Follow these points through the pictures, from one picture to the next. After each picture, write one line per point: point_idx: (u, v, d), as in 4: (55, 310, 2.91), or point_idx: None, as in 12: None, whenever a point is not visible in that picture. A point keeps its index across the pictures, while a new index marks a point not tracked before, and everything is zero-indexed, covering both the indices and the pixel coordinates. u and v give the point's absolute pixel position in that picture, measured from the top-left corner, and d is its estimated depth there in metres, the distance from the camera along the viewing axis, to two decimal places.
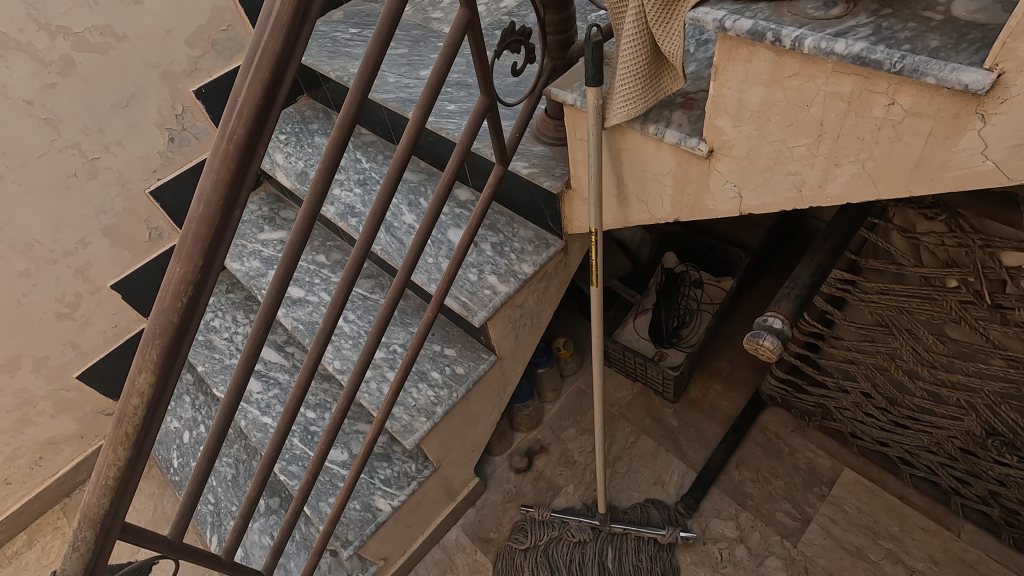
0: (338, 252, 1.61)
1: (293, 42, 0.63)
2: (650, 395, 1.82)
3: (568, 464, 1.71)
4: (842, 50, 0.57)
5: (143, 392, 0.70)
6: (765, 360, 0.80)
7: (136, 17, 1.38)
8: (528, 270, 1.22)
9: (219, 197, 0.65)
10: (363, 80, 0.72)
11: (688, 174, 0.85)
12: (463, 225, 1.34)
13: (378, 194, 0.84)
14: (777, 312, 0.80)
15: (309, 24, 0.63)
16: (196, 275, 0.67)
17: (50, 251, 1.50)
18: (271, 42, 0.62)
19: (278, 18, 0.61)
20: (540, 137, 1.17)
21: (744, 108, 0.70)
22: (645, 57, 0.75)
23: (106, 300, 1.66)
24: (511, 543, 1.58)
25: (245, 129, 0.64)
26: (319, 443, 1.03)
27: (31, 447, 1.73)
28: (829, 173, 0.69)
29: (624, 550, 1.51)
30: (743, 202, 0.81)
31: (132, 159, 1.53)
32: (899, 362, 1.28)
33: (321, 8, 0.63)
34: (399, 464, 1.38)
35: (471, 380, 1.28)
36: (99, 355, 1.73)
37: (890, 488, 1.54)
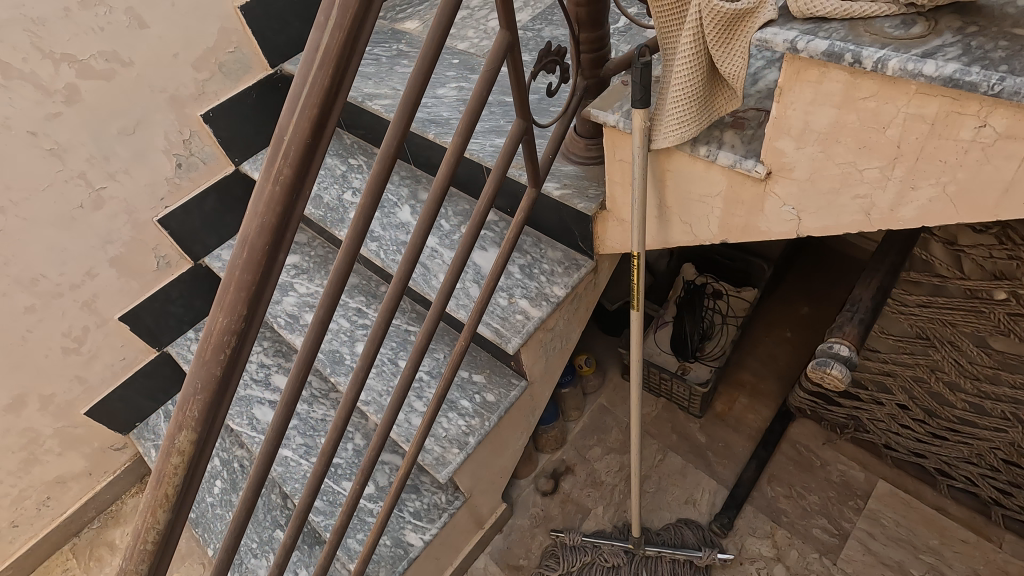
0: (353, 276, 1.56)
1: (341, 76, 0.59)
2: (674, 410, 1.78)
3: (595, 485, 1.67)
4: (932, 72, 0.53)
5: (183, 450, 0.65)
6: (832, 389, 0.76)
7: (141, 42, 1.34)
8: (560, 292, 1.18)
9: (264, 241, 0.61)
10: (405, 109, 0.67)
11: (740, 195, 0.82)
12: (487, 246, 1.30)
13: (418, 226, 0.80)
14: (842, 339, 0.77)
15: (357, 56, 0.59)
16: (240, 325, 0.63)
17: (56, 284, 1.44)
18: (319, 77, 0.58)
19: (327, 52, 0.57)
20: (570, 156, 1.14)
21: (810, 130, 0.67)
22: (700, 78, 0.71)
23: (114, 332, 1.60)
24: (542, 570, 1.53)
25: (291, 170, 0.59)
26: (355, 484, 0.98)
27: (37, 487, 1.66)
28: (903, 196, 0.65)
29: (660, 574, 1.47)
30: (801, 224, 0.78)
31: (139, 187, 1.48)
32: (939, 375, 1.25)
33: (369, 39, 0.59)
34: (428, 495, 1.33)
35: (503, 408, 1.23)
36: (106, 389, 1.67)
37: (928, 499, 1.51)
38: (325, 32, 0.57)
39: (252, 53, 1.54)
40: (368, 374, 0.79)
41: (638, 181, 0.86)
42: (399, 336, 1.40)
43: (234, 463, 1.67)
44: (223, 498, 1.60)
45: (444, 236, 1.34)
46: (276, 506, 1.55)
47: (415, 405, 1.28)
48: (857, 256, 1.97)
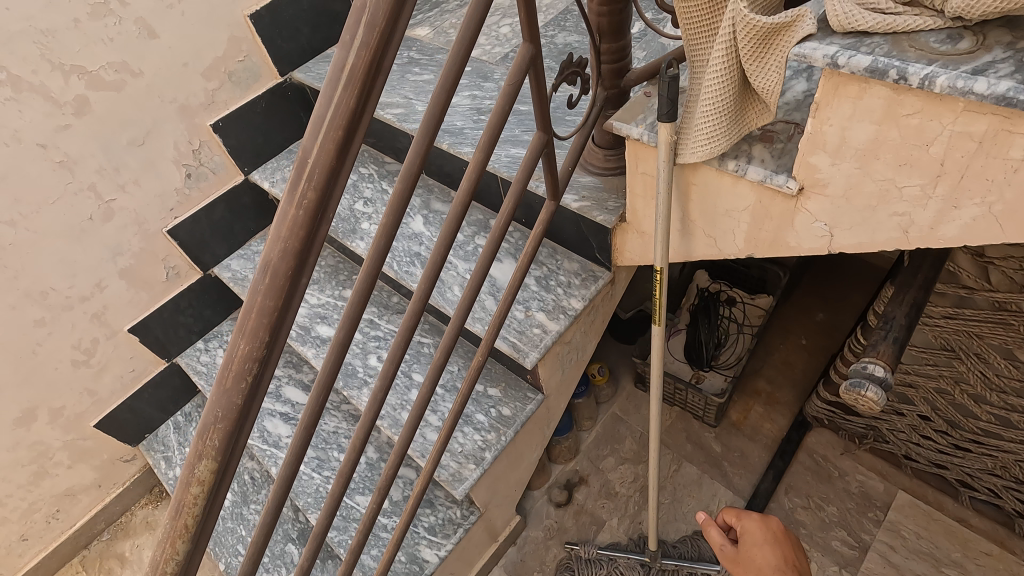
0: None
1: (366, 97, 0.57)
2: (689, 419, 1.76)
3: (610, 496, 1.65)
4: (983, 90, 0.51)
5: (203, 480, 0.64)
6: (866, 411, 0.74)
7: (151, 52, 1.32)
8: (577, 305, 1.16)
9: (287, 267, 0.59)
10: (428, 127, 0.65)
11: (769, 210, 0.80)
12: (502, 258, 1.28)
13: (438, 244, 0.78)
14: (876, 359, 0.74)
15: (383, 76, 0.57)
16: (262, 352, 0.61)
17: (65, 297, 1.43)
18: (344, 99, 0.56)
19: (353, 73, 0.55)
20: (588, 167, 1.12)
21: (847, 146, 0.65)
22: (731, 93, 0.70)
23: (123, 344, 1.59)
24: None
25: (315, 194, 0.58)
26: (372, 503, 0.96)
27: (47, 500, 1.65)
28: (945, 215, 0.63)
29: None
30: (833, 239, 0.76)
31: (149, 198, 1.47)
32: (963, 386, 1.23)
33: (395, 58, 0.58)
34: (443, 510, 1.31)
35: (520, 422, 1.22)
36: (116, 400, 1.65)
37: (949, 511, 1.48)
38: (351, 51, 0.55)
39: (262, 62, 1.52)
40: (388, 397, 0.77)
41: (663, 195, 0.84)
42: (412, 348, 1.38)
43: (245, 475, 1.65)
44: (234, 511, 1.59)
45: (458, 247, 1.32)
46: (288, 519, 1.53)
47: (430, 420, 1.27)
48: (873, 262, 1.94)
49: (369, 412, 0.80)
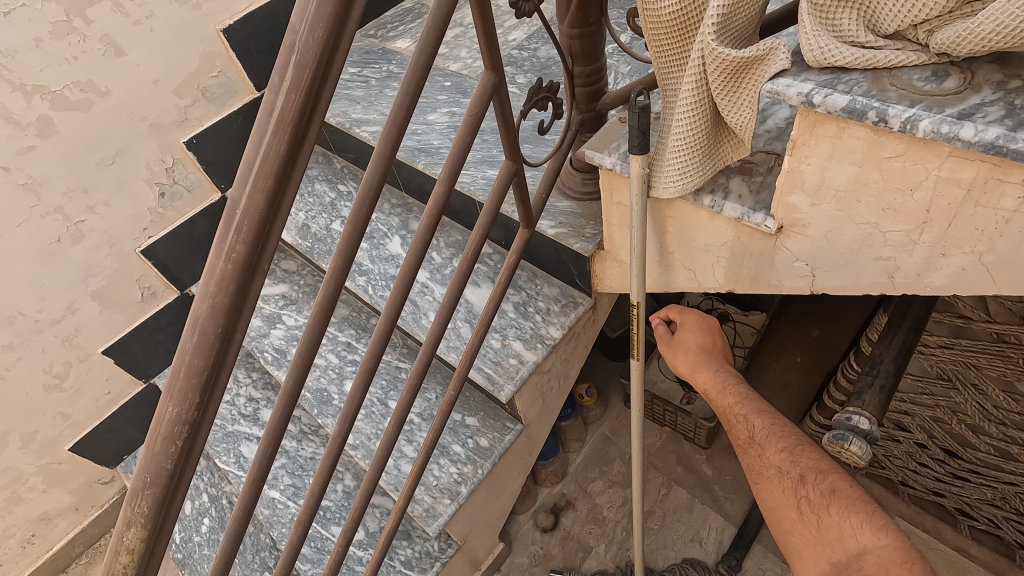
0: (344, 307, 1.50)
1: (299, 142, 0.52)
2: (680, 440, 1.71)
3: (597, 521, 1.60)
4: (970, 136, 0.47)
5: (133, 548, 0.59)
6: (851, 464, 0.69)
7: (119, 70, 1.28)
8: (556, 334, 1.11)
9: (217, 325, 0.55)
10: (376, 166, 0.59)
11: (748, 246, 0.75)
12: (480, 282, 1.23)
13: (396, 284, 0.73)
14: (862, 409, 0.69)
15: (318, 119, 0.53)
16: (192, 414, 0.57)
17: (34, 321, 1.39)
18: (273, 145, 0.51)
19: (281, 118, 0.51)
20: (566, 192, 1.08)
21: (827, 187, 0.60)
22: (703, 127, 0.65)
23: (98, 366, 1.55)
24: None
25: (245, 247, 0.53)
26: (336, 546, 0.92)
27: (22, 525, 1.61)
28: (932, 262, 0.59)
29: None
30: (816, 280, 0.71)
31: (121, 218, 1.43)
32: (961, 417, 1.18)
33: (331, 100, 0.53)
34: (420, 543, 1.27)
35: (497, 454, 1.17)
36: (92, 423, 1.61)
37: (948, 540, 1.43)
38: (279, 94, 0.51)
39: (237, 77, 1.48)
40: (343, 447, 0.72)
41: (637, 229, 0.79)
42: (389, 373, 1.34)
43: (223, 499, 1.61)
44: (211, 537, 1.55)
45: (436, 270, 1.28)
46: (265, 546, 1.49)
47: (405, 450, 1.22)
48: None
49: (323, 462, 0.76)
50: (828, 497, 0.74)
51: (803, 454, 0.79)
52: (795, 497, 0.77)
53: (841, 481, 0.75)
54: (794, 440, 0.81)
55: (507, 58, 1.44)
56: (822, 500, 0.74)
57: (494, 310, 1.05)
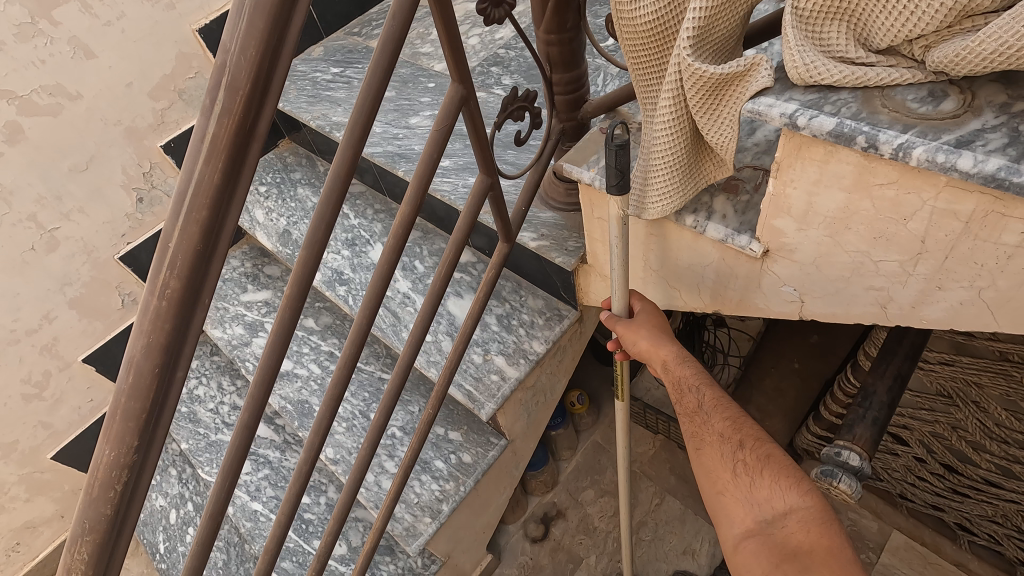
0: (328, 315, 1.47)
1: (236, 170, 0.48)
2: (673, 448, 1.68)
3: (588, 532, 1.57)
4: (968, 167, 0.42)
5: None
6: (840, 502, 0.65)
7: (89, 73, 1.24)
8: (539, 348, 1.08)
9: (152, 365, 0.51)
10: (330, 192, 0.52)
11: (733, 268, 0.71)
12: (464, 293, 1.20)
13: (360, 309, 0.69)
14: (852, 444, 0.65)
15: (258, 144, 0.48)
16: (132, 458, 0.53)
17: (10, 330, 1.36)
18: (206, 174, 0.47)
19: (215, 144, 0.47)
20: (549, 202, 1.03)
21: (814, 213, 0.56)
22: (683, 144, 0.60)
23: (78, 375, 1.52)
24: None
25: (180, 284, 0.49)
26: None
27: (6, 534, 1.59)
28: (927, 295, 0.54)
29: None
30: (805, 306, 0.67)
31: (97, 225, 1.39)
32: (961, 433, 1.14)
33: (271, 123, 0.48)
34: (403, 558, 1.24)
35: (480, 470, 1.14)
36: (74, 432, 1.59)
37: (946, 555, 1.39)
38: (211, 118, 0.46)
39: None
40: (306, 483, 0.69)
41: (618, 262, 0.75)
42: (372, 384, 1.31)
43: None
44: None
45: (419, 280, 1.24)
46: (250, 557, 1.47)
47: (387, 466, 1.19)
48: None
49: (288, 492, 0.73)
50: (762, 460, 0.65)
51: (746, 422, 0.69)
52: (732, 460, 0.67)
53: (774, 447, 0.66)
54: (740, 409, 0.70)
55: (493, 58, 1.39)
56: (756, 465, 0.65)
57: (475, 325, 1.01)
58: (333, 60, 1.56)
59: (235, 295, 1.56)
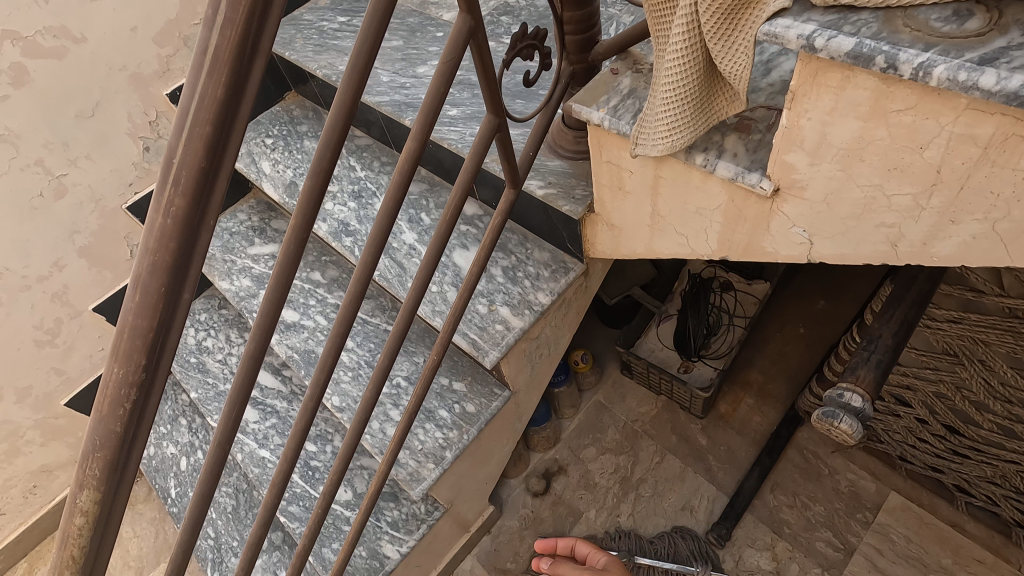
0: (334, 268, 1.47)
1: (238, 84, 0.47)
2: (675, 409, 1.69)
3: (588, 487, 1.60)
4: (991, 85, 0.41)
5: (86, 510, 0.57)
6: (839, 443, 0.65)
7: (94, 16, 1.22)
8: (544, 299, 1.08)
9: (160, 283, 0.51)
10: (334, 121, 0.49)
11: (742, 210, 0.70)
12: (470, 245, 1.19)
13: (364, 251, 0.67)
14: (854, 387, 0.65)
15: (260, 61, 0.48)
16: (140, 376, 0.54)
17: (21, 277, 1.38)
18: (208, 89, 0.47)
19: (217, 57, 0.46)
20: (557, 150, 1.02)
21: (827, 145, 0.55)
22: (696, 77, 0.58)
23: (89, 324, 1.54)
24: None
25: (184, 200, 0.49)
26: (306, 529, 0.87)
27: (23, 476, 1.64)
28: (939, 230, 0.53)
29: None
30: (814, 248, 0.66)
31: (104, 173, 1.39)
32: (965, 393, 1.14)
33: (273, 40, 0.48)
34: (407, 505, 1.27)
35: (484, 420, 1.15)
36: (87, 379, 1.62)
37: (942, 516, 1.41)
38: (214, 30, 0.46)
39: None
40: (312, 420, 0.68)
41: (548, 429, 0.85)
42: (378, 336, 1.32)
43: None
44: None
45: (424, 232, 1.24)
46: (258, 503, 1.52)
47: (391, 414, 1.21)
48: None
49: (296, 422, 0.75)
50: None
51: None
52: None
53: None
54: None
55: (503, 7, 1.35)
56: None
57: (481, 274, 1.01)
58: (339, 10, 1.53)
59: (242, 248, 1.57)
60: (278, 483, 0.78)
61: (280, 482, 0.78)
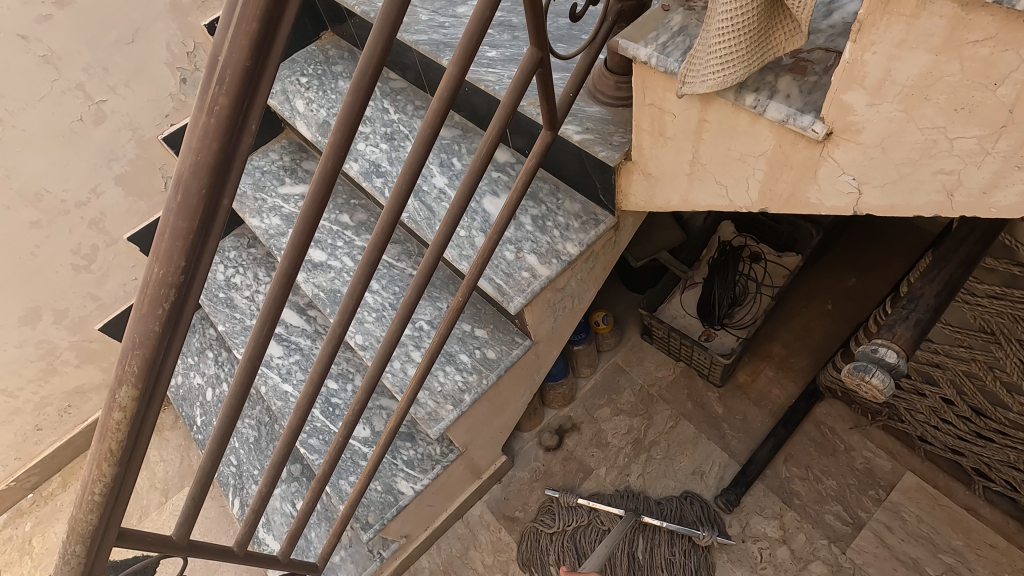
0: (362, 212, 1.48)
1: None
2: (693, 376, 1.69)
3: (600, 445, 1.62)
4: None
5: (126, 406, 0.60)
6: (868, 398, 0.64)
7: None
8: (572, 249, 1.06)
9: (201, 184, 0.51)
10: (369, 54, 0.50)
11: (789, 157, 0.68)
12: (500, 192, 1.18)
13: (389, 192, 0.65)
14: (890, 343, 0.64)
15: None
16: (179, 278, 0.55)
17: (60, 201, 1.41)
18: None
19: None
20: (597, 95, 1.00)
21: (891, 82, 0.52)
22: (757, 6, 0.56)
23: (123, 253, 1.58)
24: (538, 525, 1.51)
25: (228, 101, 0.49)
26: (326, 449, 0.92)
27: (59, 395, 1.72)
28: (1003, 177, 0.51)
29: (657, 541, 1.43)
30: (862, 199, 0.64)
31: (142, 102, 1.41)
32: (997, 373, 1.11)
33: None
34: (423, 446, 1.30)
35: (503, 366, 1.16)
36: (120, 307, 1.67)
37: (958, 499, 1.39)
38: None
39: None
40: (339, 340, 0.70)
41: None
42: (402, 280, 1.33)
43: None
44: None
45: (455, 177, 1.23)
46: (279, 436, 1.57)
47: (412, 355, 1.22)
48: (923, 226, 1.76)
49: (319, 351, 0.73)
50: None
51: None
52: None
53: None
54: None
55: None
56: None
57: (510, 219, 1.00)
58: None
59: (273, 187, 1.58)
60: (298, 414, 0.79)
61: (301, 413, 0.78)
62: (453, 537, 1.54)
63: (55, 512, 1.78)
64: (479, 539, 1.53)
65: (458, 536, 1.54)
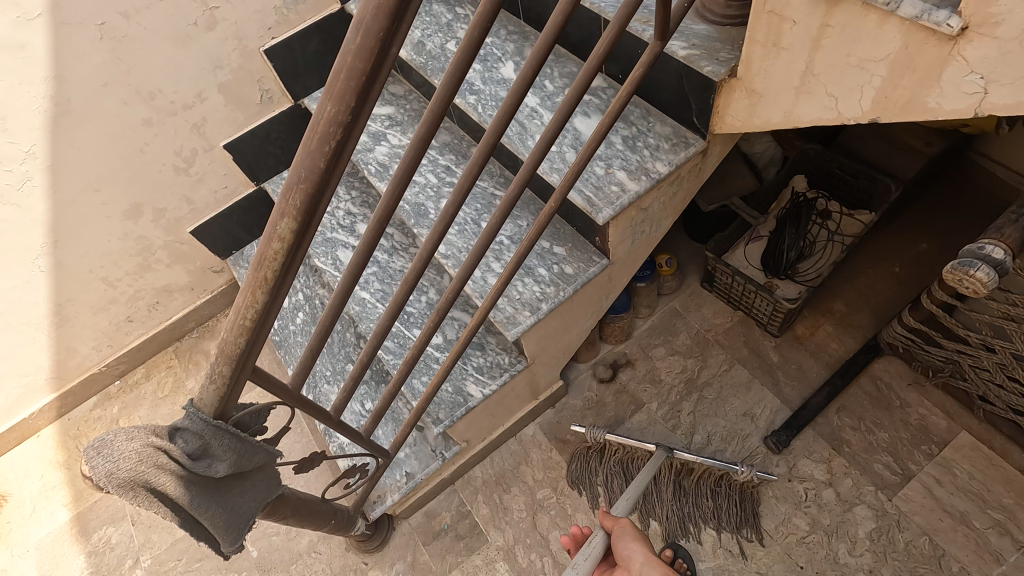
0: (446, 134, 1.53)
1: None
2: (751, 325, 1.71)
3: (653, 381, 1.67)
4: None
5: (285, 237, 0.68)
6: (971, 290, 0.80)
7: None
8: (662, 169, 1.10)
9: (379, 29, 0.58)
10: None
11: (914, 59, 0.69)
12: (591, 114, 1.22)
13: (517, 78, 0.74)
14: (999, 242, 0.79)
15: None
16: (347, 118, 0.61)
17: (170, 102, 1.50)
18: None
19: None
20: (705, 14, 1.02)
21: None
22: None
23: (218, 160, 1.68)
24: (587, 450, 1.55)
25: None
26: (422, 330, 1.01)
27: (149, 291, 1.85)
28: None
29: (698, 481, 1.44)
30: (987, 97, 0.66)
31: (249, 12, 1.48)
32: None
33: None
34: (492, 355, 1.37)
35: (581, 281, 1.21)
36: (211, 212, 1.78)
37: (1013, 460, 1.40)
38: None
39: None
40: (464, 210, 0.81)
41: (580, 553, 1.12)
42: (484, 198, 1.39)
43: (316, 300, 1.78)
44: (304, 328, 1.73)
45: (548, 98, 1.26)
46: (351, 343, 1.67)
47: (493, 266, 1.29)
48: (1003, 194, 1.74)
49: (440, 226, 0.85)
50: None
51: None
52: None
53: None
54: None
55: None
56: None
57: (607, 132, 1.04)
58: None
59: None
60: (406, 284, 0.88)
61: (409, 284, 0.88)
62: (505, 452, 1.63)
63: (139, 399, 1.94)
64: (530, 456, 1.62)
65: (510, 452, 1.63)
